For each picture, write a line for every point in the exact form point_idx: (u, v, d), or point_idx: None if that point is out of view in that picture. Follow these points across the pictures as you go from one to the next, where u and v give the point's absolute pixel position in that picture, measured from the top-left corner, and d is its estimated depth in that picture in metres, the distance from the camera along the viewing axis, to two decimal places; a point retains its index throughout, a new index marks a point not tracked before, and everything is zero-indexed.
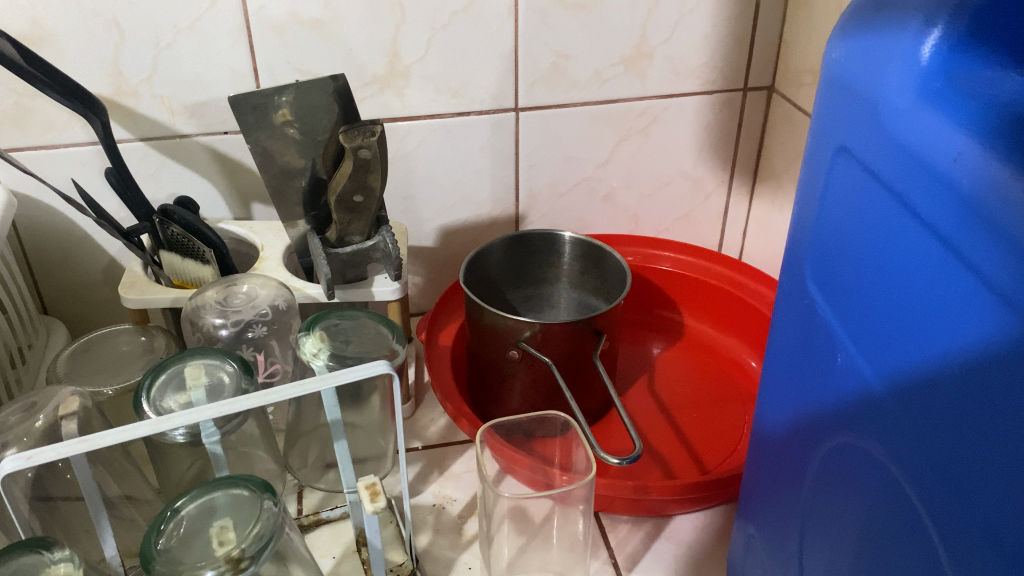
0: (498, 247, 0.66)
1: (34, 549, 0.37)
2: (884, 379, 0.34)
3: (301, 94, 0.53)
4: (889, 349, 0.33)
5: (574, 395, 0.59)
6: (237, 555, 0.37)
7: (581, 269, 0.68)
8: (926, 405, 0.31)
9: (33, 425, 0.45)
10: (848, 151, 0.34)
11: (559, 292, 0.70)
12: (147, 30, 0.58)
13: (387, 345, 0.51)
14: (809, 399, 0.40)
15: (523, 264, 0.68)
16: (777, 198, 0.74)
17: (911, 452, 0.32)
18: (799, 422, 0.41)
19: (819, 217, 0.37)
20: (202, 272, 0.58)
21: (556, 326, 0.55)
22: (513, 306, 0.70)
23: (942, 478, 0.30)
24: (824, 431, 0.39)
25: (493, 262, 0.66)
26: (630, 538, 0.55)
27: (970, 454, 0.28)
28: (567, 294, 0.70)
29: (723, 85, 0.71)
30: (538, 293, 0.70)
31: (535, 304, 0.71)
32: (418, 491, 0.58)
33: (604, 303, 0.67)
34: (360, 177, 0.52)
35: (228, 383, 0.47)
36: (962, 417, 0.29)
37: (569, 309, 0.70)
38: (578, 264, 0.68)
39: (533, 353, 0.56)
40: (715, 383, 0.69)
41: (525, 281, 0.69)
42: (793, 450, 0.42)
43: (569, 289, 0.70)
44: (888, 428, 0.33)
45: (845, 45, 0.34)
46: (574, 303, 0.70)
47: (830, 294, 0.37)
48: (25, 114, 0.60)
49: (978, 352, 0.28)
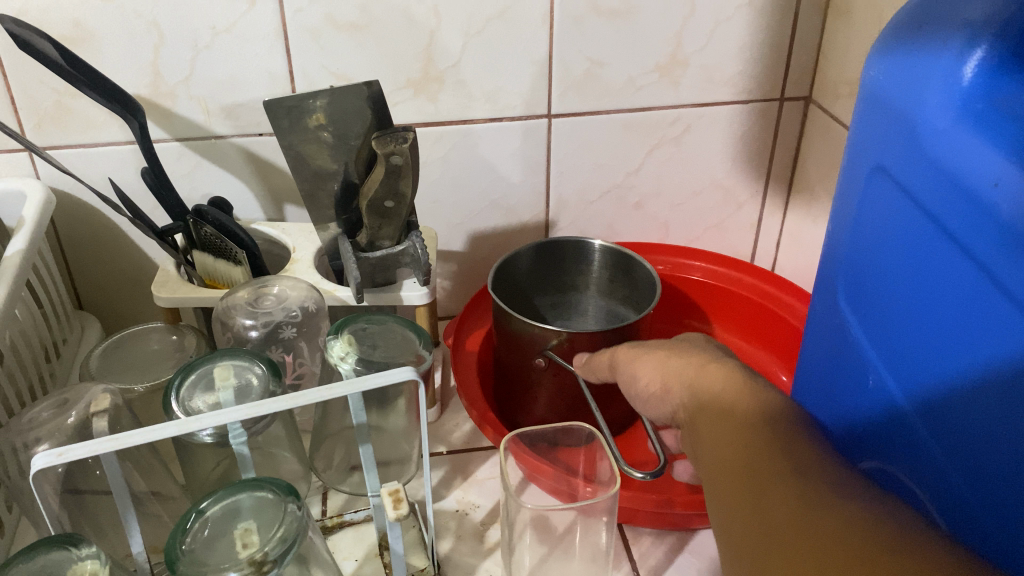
0: (529, 254, 0.66)
1: (61, 546, 0.38)
2: (917, 389, 0.34)
3: (335, 98, 0.53)
4: (917, 360, 0.33)
5: (601, 405, 0.58)
6: (260, 558, 0.37)
7: (610, 279, 0.68)
8: (960, 421, 0.31)
9: (65, 421, 0.45)
10: (883, 170, 0.34)
11: (588, 299, 0.70)
12: (185, 32, 0.59)
13: (414, 351, 0.51)
14: (849, 422, 0.40)
15: (552, 272, 0.68)
16: (811, 210, 0.73)
17: (959, 454, 0.31)
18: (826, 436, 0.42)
19: (854, 234, 0.37)
20: (233, 273, 0.59)
21: (582, 336, 0.54)
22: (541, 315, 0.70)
23: (991, 497, 0.30)
24: (869, 448, 0.38)
25: (523, 269, 0.67)
26: (653, 551, 0.54)
27: (1007, 461, 0.28)
28: (596, 302, 0.70)
29: (760, 95, 0.70)
30: (566, 300, 0.70)
31: (563, 310, 0.71)
32: (441, 496, 0.58)
33: (633, 313, 0.67)
34: (391, 182, 0.52)
35: (257, 385, 0.47)
36: (1000, 424, 0.28)
37: (597, 317, 0.70)
38: (607, 272, 0.67)
39: (560, 361, 0.56)
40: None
41: (554, 287, 0.69)
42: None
43: (597, 297, 0.69)
44: (922, 439, 0.34)
45: (884, 63, 0.33)
46: (602, 312, 0.70)
47: (857, 314, 0.38)
48: (65, 113, 0.61)
49: (1014, 376, 0.28)
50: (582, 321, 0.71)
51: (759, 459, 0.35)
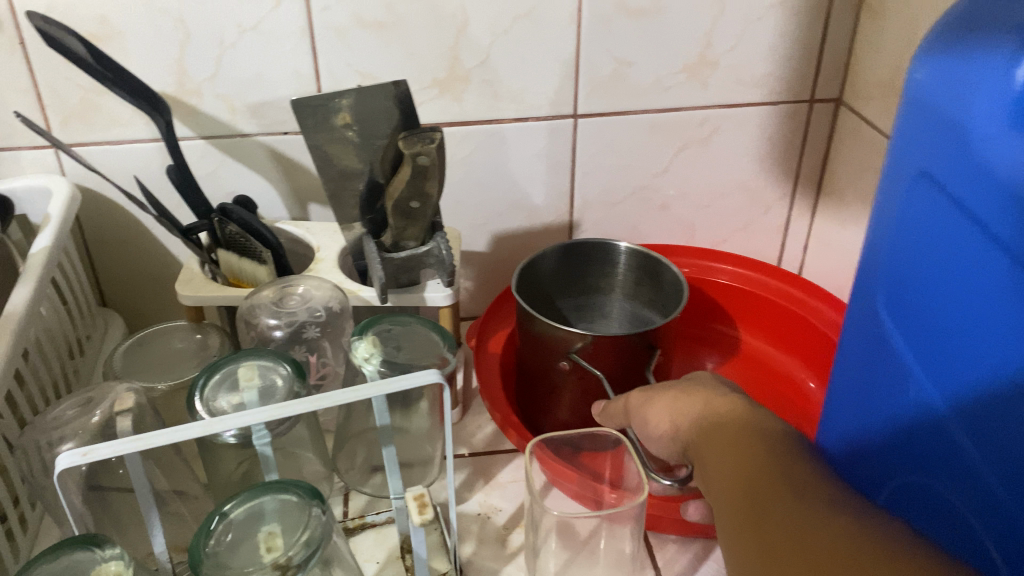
0: (554, 256, 0.66)
1: (85, 546, 0.38)
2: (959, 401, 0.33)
3: (362, 98, 0.53)
4: (961, 370, 0.32)
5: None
6: (284, 562, 0.37)
7: (636, 281, 0.67)
8: (1006, 434, 0.30)
9: (90, 420, 0.45)
10: (928, 176, 0.33)
11: (612, 302, 0.69)
12: (212, 30, 0.59)
13: (438, 353, 0.50)
14: (885, 434, 0.39)
15: (577, 273, 0.68)
16: (840, 214, 0.72)
17: (1007, 468, 0.30)
18: (861, 447, 0.41)
19: (894, 241, 0.36)
20: (257, 272, 0.58)
21: (607, 339, 0.54)
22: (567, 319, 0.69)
23: None
24: (907, 460, 0.37)
25: (548, 270, 0.66)
26: (678, 559, 0.54)
27: None
28: (620, 305, 0.69)
29: (789, 96, 0.69)
30: (590, 302, 0.69)
31: (587, 313, 0.70)
32: (463, 499, 0.58)
33: (658, 316, 0.66)
34: (417, 183, 0.51)
35: (281, 385, 0.47)
36: None
37: (621, 320, 0.69)
38: (633, 274, 0.67)
39: (585, 364, 0.55)
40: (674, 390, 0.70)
41: (578, 289, 0.69)
42: (855, 470, 0.42)
43: (622, 300, 0.69)
44: (966, 450, 0.33)
45: (931, 66, 0.32)
46: (627, 315, 0.69)
47: (896, 323, 0.37)
48: (92, 110, 0.61)
49: None
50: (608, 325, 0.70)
51: (754, 468, 0.38)
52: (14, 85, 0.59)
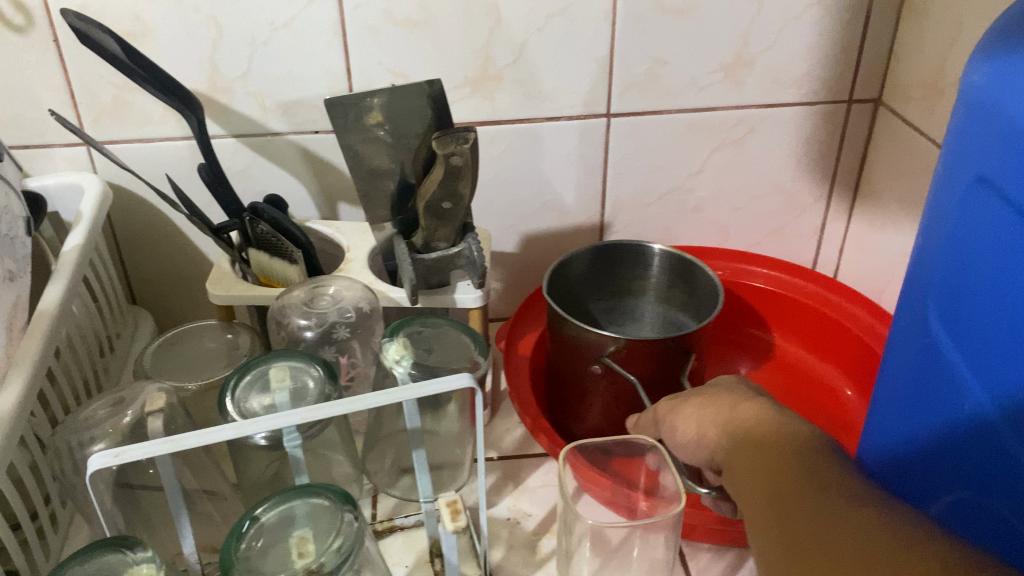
0: (586, 258, 0.65)
1: (117, 548, 0.37)
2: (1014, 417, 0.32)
3: (395, 97, 0.52)
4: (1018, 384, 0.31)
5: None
6: (315, 568, 0.36)
7: (670, 284, 0.66)
8: None
9: (121, 421, 0.45)
10: (985, 182, 0.32)
11: (644, 306, 0.68)
12: (244, 28, 0.59)
13: (470, 356, 0.50)
14: (935, 447, 0.37)
15: (609, 275, 0.67)
16: (878, 217, 0.70)
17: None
18: (911, 458, 0.39)
19: (947, 248, 0.35)
20: (289, 273, 0.58)
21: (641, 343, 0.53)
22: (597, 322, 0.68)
23: None
24: (960, 475, 0.36)
25: (579, 272, 0.65)
26: (712, 567, 0.53)
27: None
28: (652, 309, 0.68)
29: (827, 97, 0.67)
30: (621, 305, 0.68)
31: (618, 316, 0.69)
32: (493, 503, 0.57)
33: (693, 320, 0.65)
34: (450, 184, 0.51)
35: (312, 387, 0.47)
36: None
37: (653, 324, 0.68)
38: (666, 277, 0.66)
39: (617, 369, 0.54)
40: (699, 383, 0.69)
41: (610, 292, 0.68)
42: (903, 484, 0.40)
43: (654, 304, 0.68)
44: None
45: (990, 68, 0.31)
46: (659, 319, 0.68)
47: (947, 333, 0.36)
48: (124, 108, 0.60)
49: None
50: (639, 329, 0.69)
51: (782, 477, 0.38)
52: (47, 82, 0.59)
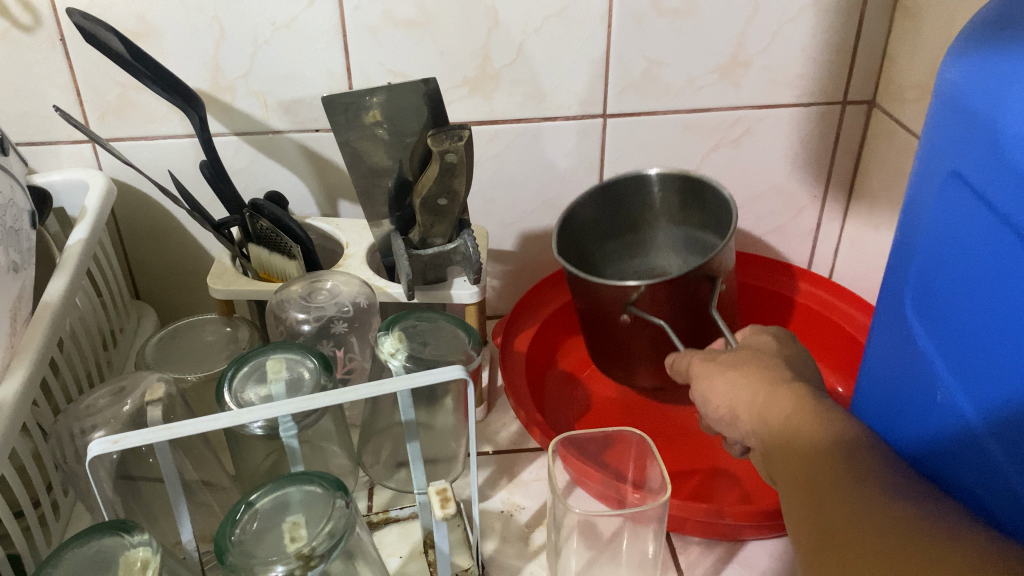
0: (593, 199, 0.65)
1: (115, 532, 0.38)
2: (988, 407, 0.32)
3: (392, 96, 0.53)
4: (991, 374, 0.32)
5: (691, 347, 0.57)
6: (308, 552, 0.37)
7: (683, 205, 0.66)
8: None
9: (121, 409, 0.46)
10: (959, 177, 0.33)
11: (662, 231, 0.69)
12: (246, 28, 0.60)
13: (463, 349, 0.50)
14: (923, 440, 0.38)
15: (620, 209, 0.68)
16: (873, 218, 0.71)
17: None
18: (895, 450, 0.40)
19: (926, 242, 0.36)
20: (287, 267, 0.59)
21: (664, 289, 0.53)
22: (613, 261, 0.70)
23: None
24: (946, 475, 0.37)
25: (588, 215, 0.66)
26: (701, 561, 0.53)
27: None
28: (671, 231, 0.69)
29: (822, 98, 0.68)
30: (639, 237, 0.69)
31: (640, 247, 0.70)
32: (487, 496, 0.58)
33: (711, 233, 0.65)
34: (445, 181, 0.52)
35: (308, 378, 0.48)
36: None
37: (676, 244, 0.69)
38: (676, 198, 0.66)
39: (646, 315, 0.55)
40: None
41: (625, 225, 0.69)
42: None
43: (671, 226, 0.68)
44: (995, 453, 0.32)
45: (963, 65, 0.32)
46: (680, 238, 0.68)
47: (926, 326, 0.37)
48: (128, 105, 0.62)
49: None
50: (656, 258, 0.70)
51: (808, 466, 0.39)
52: (54, 80, 0.60)
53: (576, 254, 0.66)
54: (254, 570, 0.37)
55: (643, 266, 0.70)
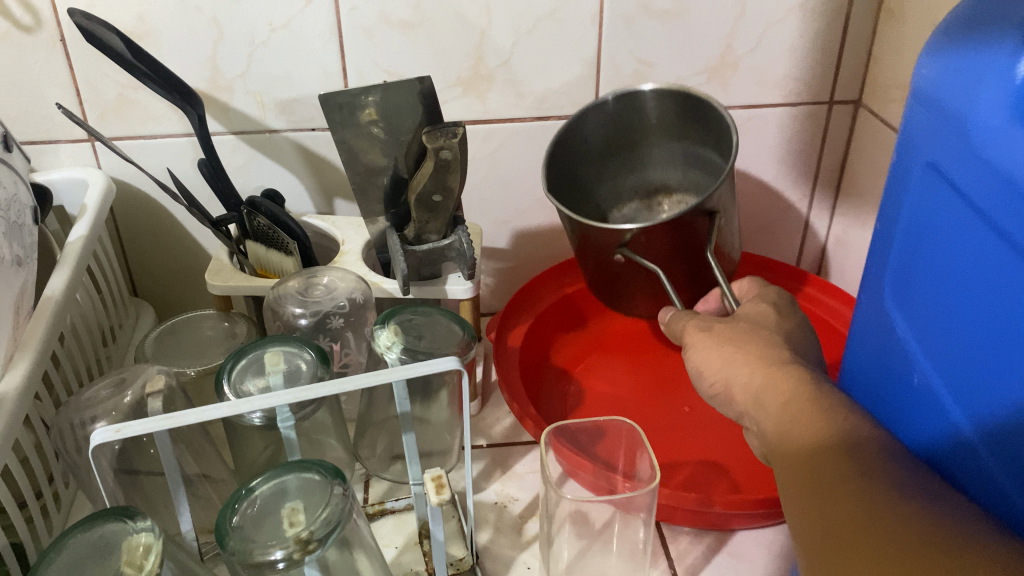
0: (591, 119, 0.63)
1: (119, 518, 0.39)
2: (965, 389, 0.34)
3: (387, 94, 0.54)
4: (967, 356, 0.33)
5: (679, 287, 0.57)
6: (306, 537, 0.38)
7: (681, 124, 0.62)
8: (1010, 414, 0.31)
9: (122, 401, 0.47)
10: (936, 168, 0.34)
11: (663, 145, 0.65)
12: (243, 29, 0.61)
13: (458, 342, 0.52)
14: (907, 423, 0.39)
15: (619, 126, 0.64)
16: (860, 215, 0.72)
17: (1011, 454, 0.32)
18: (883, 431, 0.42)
19: (908, 231, 0.38)
20: (285, 263, 0.60)
21: (661, 234, 0.53)
22: (608, 176, 0.68)
23: None
24: (930, 458, 0.38)
25: (586, 134, 0.64)
26: (691, 550, 0.55)
27: None
28: (672, 145, 0.65)
29: (810, 98, 0.69)
30: (639, 151, 0.66)
31: (638, 158, 0.67)
32: (481, 488, 0.59)
33: (714, 153, 0.62)
34: (440, 177, 0.53)
35: (306, 369, 0.49)
36: None
37: (677, 156, 0.65)
38: (678, 115, 0.62)
39: (638, 258, 0.54)
40: (668, 358, 0.70)
41: (623, 141, 0.65)
42: None
43: (672, 141, 0.65)
44: (971, 432, 0.34)
45: (936, 61, 0.33)
46: (681, 152, 0.65)
47: (907, 311, 0.38)
48: (127, 105, 0.63)
49: None
50: (653, 171, 0.68)
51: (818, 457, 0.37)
52: (54, 80, 0.61)
53: (569, 173, 0.65)
54: (253, 555, 0.38)
55: (639, 178, 0.69)
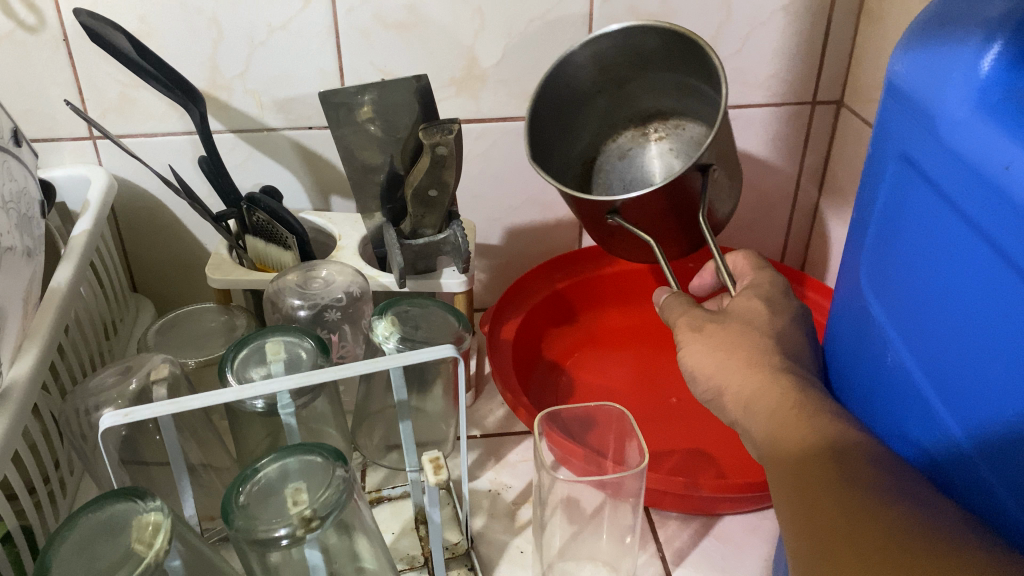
0: (580, 61, 0.59)
1: (129, 497, 0.41)
2: (931, 366, 0.36)
3: (384, 93, 0.56)
4: (934, 335, 0.36)
5: (672, 241, 0.58)
6: (309, 515, 0.40)
7: (670, 56, 0.58)
8: (973, 388, 0.33)
9: (127, 388, 0.48)
10: (908, 158, 0.37)
11: (650, 75, 0.61)
12: (243, 29, 0.62)
13: (454, 331, 0.53)
14: (881, 402, 0.42)
15: (603, 65, 0.60)
16: (842, 212, 0.74)
17: (972, 421, 0.34)
18: (860, 410, 0.44)
19: (883, 219, 0.40)
20: (284, 258, 0.61)
21: (653, 204, 0.53)
22: (597, 108, 0.65)
23: (1002, 458, 0.32)
24: (901, 434, 0.40)
25: (571, 76, 0.60)
26: (679, 534, 0.56)
27: (1012, 429, 0.31)
28: (660, 74, 0.61)
29: (793, 98, 0.72)
30: (625, 82, 0.62)
31: (625, 90, 0.63)
32: (475, 476, 0.61)
33: (705, 83, 0.58)
34: (436, 172, 0.54)
35: (306, 358, 0.50)
36: (1009, 389, 0.31)
37: (667, 83, 0.62)
38: (665, 47, 0.57)
39: (628, 225, 0.55)
40: (657, 353, 0.72)
41: (608, 76, 0.61)
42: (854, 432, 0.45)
43: (660, 71, 0.61)
44: (937, 407, 0.36)
45: (909, 58, 0.36)
46: (671, 80, 0.61)
47: (881, 294, 0.41)
48: (129, 104, 0.64)
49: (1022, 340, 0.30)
50: (643, 100, 0.65)
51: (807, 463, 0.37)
52: (57, 79, 0.62)
53: (554, 114, 0.62)
54: (258, 531, 0.39)
55: (630, 107, 0.65)
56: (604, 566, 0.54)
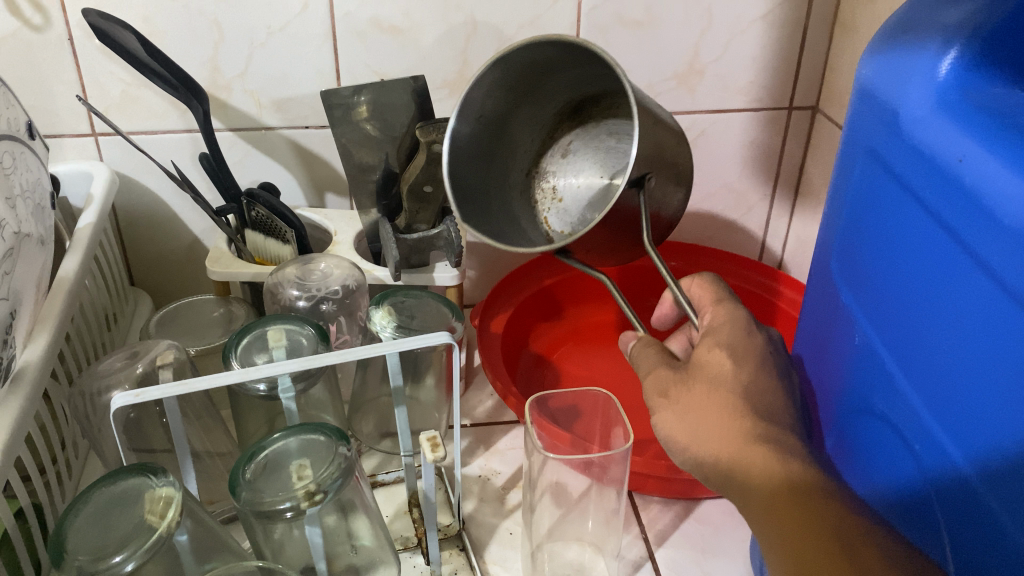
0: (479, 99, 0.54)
1: (141, 473, 0.43)
2: (896, 345, 0.39)
3: (382, 92, 0.58)
4: (898, 316, 0.39)
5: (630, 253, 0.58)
6: (313, 489, 0.42)
7: (567, 55, 0.53)
8: (930, 364, 0.36)
9: (133, 371, 0.50)
10: (873, 153, 0.40)
11: (561, 75, 0.56)
12: (244, 30, 0.65)
13: (447, 321, 0.56)
14: (849, 382, 0.45)
15: (510, 83, 0.55)
16: (816, 213, 0.77)
17: (931, 400, 0.37)
18: (831, 390, 0.48)
19: (851, 210, 0.43)
20: (282, 251, 0.64)
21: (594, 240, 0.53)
22: (520, 117, 0.60)
23: (954, 426, 0.35)
24: (866, 410, 0.43)
25: (483, 106, 0.55)
26: (661, 517, 0.59)
27: (964, 399, 0.34)
28: (570, 72, 0.56)
29: (770, 103, 0.75)
30: (536, 86, 0.57)
31: (538, 93, 0.58)
32: (466, 463, 0.63)
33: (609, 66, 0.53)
34: (431, 169, 0.58)
35: (307, 345, 0.53)
36: (961, 362, 0.34)
37: (577, 75, 0.57)
38: (560, 51, 0.52)
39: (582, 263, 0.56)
40: None
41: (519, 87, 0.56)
42: (826, 412, 0.48)
43: (569, 70, 0.56)
44: (898, 382, 0.39)
45: (875, 62, 0.39)
46: (581, 73, 0.56)
47: (851, 281, 0.44)
48: (131, 102, 0.66)
49: (973, 316, 0.33)
50: (561, 97, 0.59)
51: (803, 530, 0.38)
52: (60, 77, 0.64)
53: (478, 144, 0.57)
54: (264, 505, 0.41)
55: (552, 107, 0.60)
56: (589, 546, 0.57)
